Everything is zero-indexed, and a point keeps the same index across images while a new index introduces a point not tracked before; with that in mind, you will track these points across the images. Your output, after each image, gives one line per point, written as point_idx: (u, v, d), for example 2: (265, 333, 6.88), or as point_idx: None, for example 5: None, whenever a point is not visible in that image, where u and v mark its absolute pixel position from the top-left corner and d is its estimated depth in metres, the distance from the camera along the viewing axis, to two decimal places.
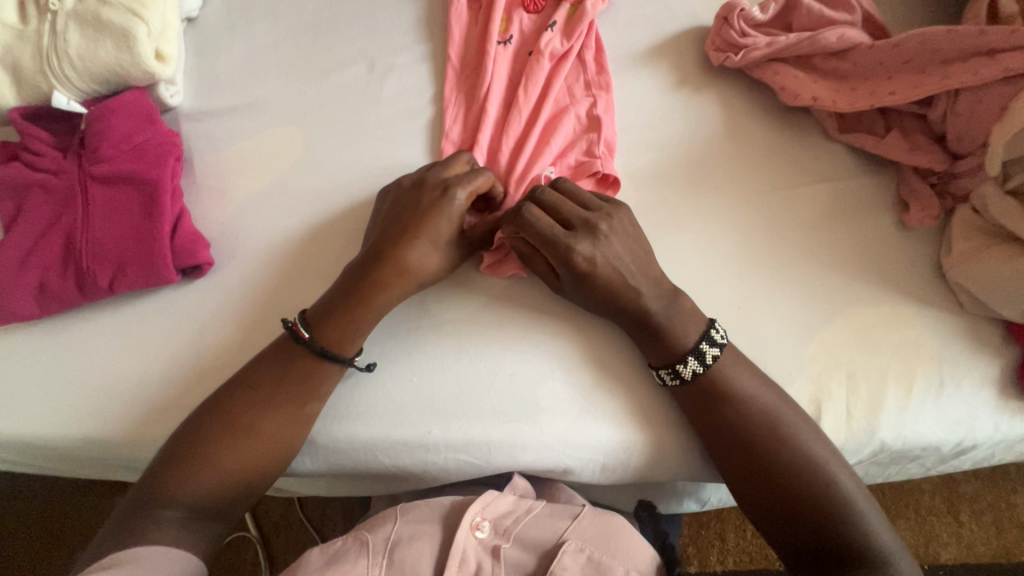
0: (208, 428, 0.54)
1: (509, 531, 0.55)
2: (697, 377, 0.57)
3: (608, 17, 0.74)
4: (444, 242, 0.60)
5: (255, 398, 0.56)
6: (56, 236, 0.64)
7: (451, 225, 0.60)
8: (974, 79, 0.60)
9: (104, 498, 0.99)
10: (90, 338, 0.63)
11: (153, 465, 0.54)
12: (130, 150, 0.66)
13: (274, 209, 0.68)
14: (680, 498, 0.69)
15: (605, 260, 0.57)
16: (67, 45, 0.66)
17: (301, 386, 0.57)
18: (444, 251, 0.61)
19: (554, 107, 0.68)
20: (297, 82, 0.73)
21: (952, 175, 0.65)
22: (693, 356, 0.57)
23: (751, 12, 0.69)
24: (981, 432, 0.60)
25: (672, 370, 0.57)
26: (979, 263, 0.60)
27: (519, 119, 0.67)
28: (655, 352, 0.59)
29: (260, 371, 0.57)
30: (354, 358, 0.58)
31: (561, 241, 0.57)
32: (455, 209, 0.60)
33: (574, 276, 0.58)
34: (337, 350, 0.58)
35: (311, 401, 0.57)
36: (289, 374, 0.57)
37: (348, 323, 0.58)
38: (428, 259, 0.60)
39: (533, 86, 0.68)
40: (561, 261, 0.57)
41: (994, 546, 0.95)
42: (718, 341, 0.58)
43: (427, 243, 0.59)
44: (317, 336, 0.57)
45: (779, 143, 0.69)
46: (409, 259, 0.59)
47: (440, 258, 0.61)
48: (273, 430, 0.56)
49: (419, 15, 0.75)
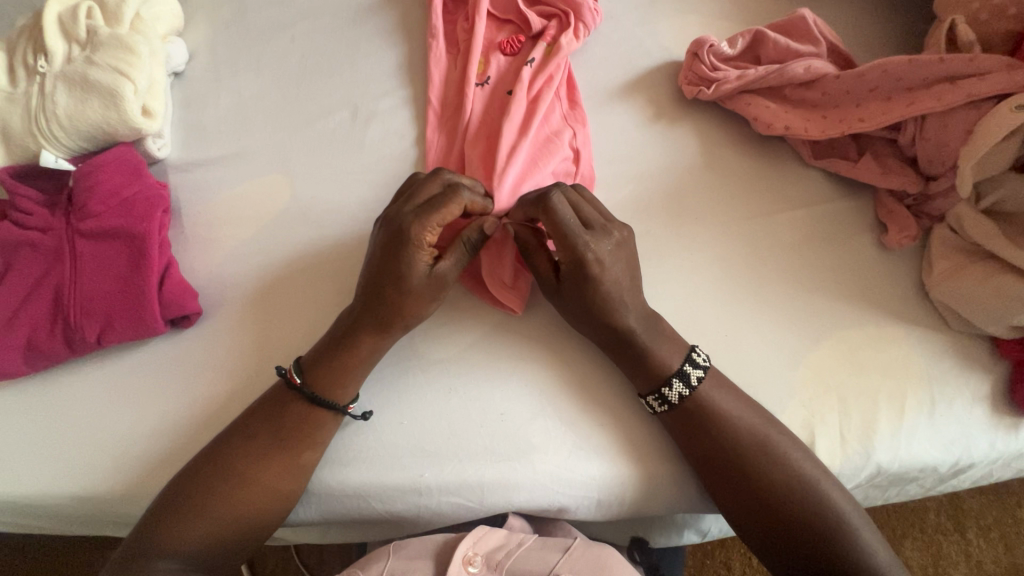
0: (202, 477, 0.54)
1: (501, 564, 0.54)
2: (683, 400, 0.57)
3: (583, 56, 0.77)
4: (414, 282, 0.58)
5: (247, 448, 0.56)
6: (44, 292, 0.64)
7: (421, 263, 0.58)
8: (938, 105, 0.62)
9: (98, 551, 0.97)
10: (77, 393, 0.63)
11: (142, 519, 0.54)
12: (117, 205, 0.66)
13: (261, 255, 0.69)
14: (680, 530, 0.68)
15: (612, 268, 0.58)
16: (55, 106, 0.67)
17: (303, 424, 0.57)
18: (421, 289, 0.59)
19: (538, 138, 0.69)
20: (283, 129, 0.74)
21: (926, 197, 0.66)
22: (677, 378, 0.57)
23: (720, 47, 0.71)
24: (977, 451, 0.60)
25: (659, 396, 0.57)
26: (961, 281, 0.61)
27: (510, 148, 0.66)
28: (641, 379, 0.59)
29: (246, 423, 0.57)
30: (348, 405, 0.59)
31: (579, 236, 0.57)
32: (416, 247, 0.58)
33: (578, 276, 0.58)
34: (329, 397, 0.58)
35: (304, 450, 0.57)
36: (279, 419, 0.57)
37: (333, 360, 0.58)
38: (410, 304, 0.59)
39: (514, 117, 0.69)
40: (570, 257, 0.58)
41: (1004, 564, 0.94)
42: (701, 363, 0.58)
43: (395, 287, 0.58)
44: (310, 383, 0.58)
45: (758, 170, 0.71)
46: (391, 305, 0.58)
47: (421, 296, 0.59)
48: (270, 479, 0.55)
49: (401, 60, 0.78)
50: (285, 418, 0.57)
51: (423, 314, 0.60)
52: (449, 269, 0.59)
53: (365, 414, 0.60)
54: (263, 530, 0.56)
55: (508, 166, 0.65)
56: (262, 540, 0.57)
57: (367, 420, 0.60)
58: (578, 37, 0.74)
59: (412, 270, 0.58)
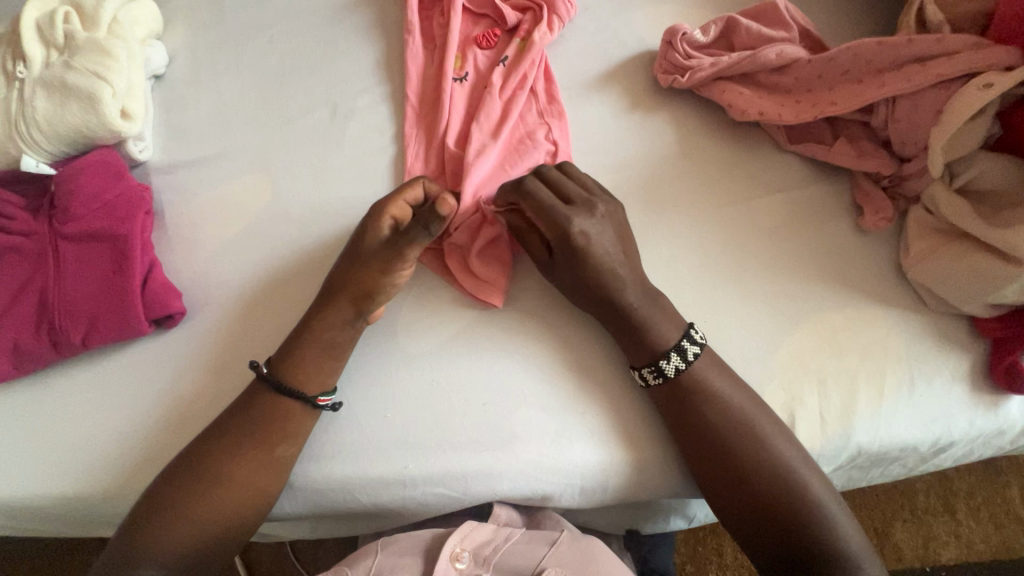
0: (181, 476, 0.55)
1: (489, 559, 0.56)
2: (680, 374, 0.57)
3: (558, 48, 0.77)
4: (367, 252, 0.61)
5: (223, 446, 0.56)
6: (30, 296, 0.65)
7: (378, 234, 0.61)
8: (908, 86, 0.62)
9: (95, 553, 0.98)
10: (65, 395, 0.64)
11: (123, 527, 0.54)
12: (100, 208, 0.67)
13: (244, 253, 0.69)
14: (667, 517, 0.68)
15: (599, 240, 0.59)
16: (35, 111, 0.68)
17: (284, 411, 0.58)
18: (374, 259, 0.61)
19: (511, 137, 0.70)
20: (262, 129, 0.75)
21: (902, 178, 0.67)
22: (675, 352, 0.58)
23: (693, 35, 0.72)
24: (956, 429, 0.61)
25: (655, 369, 0.58)
26: (936, 261, 0.62)
27: (483, 151, 0.68)
28: (635, 352, 0.59)
29: (223, 421, 0.58)
30: (317, 398, 0.59)
31: (561, 212, 0.59)
32: (377, 220, 0.61)
33: (567, 251, 0.59)
34: (295, 387, 0.58)
35: (280, 444, 0.57)
36: (251, 416, 0.58)
37: (310, 342, 0.60)
38: (362, 270, 0.61)
39: (486, 118, 0.70)
40: (556, 233, 0.59)
41: (993, 543, 0.94)
42: (698, 340, 0.59)
43: (354, 256, 0.61)
44: (276, 373, 0.59)
45: (735, 157, 0.71)
46: (347, 269, 0.61)
47: (372, 266, 0.60)
48: (248, 476, 0.56)
49: (378, 57, 0.78)
50: (258, 412, 0.58)
51: (375, 286, 0.60)
52: (399, 243, 0.60)
53: (337, 405, 0.60)
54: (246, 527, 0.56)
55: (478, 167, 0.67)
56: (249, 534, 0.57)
57: (337, 411, 0.60)
58: (551, 30, 0.74)
59: (369, 235, 0.61)
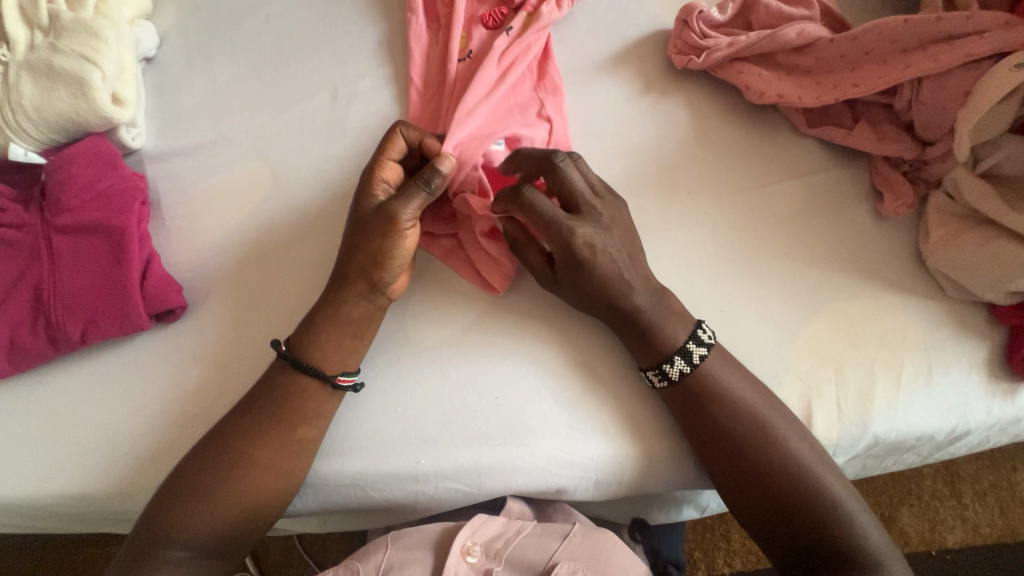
0: (208, 458, 0.54)
1: (500, 553, 0.55)
2: (685, 377, 0.56)
3: (568, 27, 0.74)
4: (364, 216, 0.59)
5: (250, 428, 0.55)
6: (23, 291, 0.62)
7: (372, 197, 0.60)
8: (935, 67, 0.60)
9: (100, 548, 0.97)
10: (64, 393, 0.62)
11: (148, 507, 0.53)
12: (93, 199, 0.64)
13: (245, 244, 0.67)
14: (679, 507, 0.68)
15: (604, 249, 0.57)
16: (21, 96, 0.64)
17: (294, 400, 0.56)
18: (372, 221, 0.59)
19: (503, 103, 0.66)
20: (261, 114, 0.72)
21: (923, 162, 0.65)
22: (679, 356, 0.56)
23: (710, 13, 0.69)
24: (973, 418, 0.60)
25: (660, 372, 0.57)
26: (958, 248, 0.60)
27: (472, 111, 0.64)
28: (643, 354, 0.58)
29: (249, 404, 0.56)
30: (337, 378, 0.57)
31: (562, 222, 0.56)
32: (368, 183, 0.60)
33: (571, 263, 0.57)
34: (313, 363, 0.57)
35: (306, 430, 0.56)
36: (275, 394, 0.56)
37: (319, 331, 0.58)
38: (363, 239, 0.59)
39: (479, 80, 0.66)
40: (558, 244, 0.57)
41: (999, 526, 0.95)
42: (706, 340, 0.57)
43: (352, 225, 0.60)
44: (295, 350, 0.57)
45: (749, 141, 0.69)
46: (348, 242, 0.60)
47: (372, 228, 0.59)
48: (273, 459, 0.55)
49: (380, 37, 0.75)
50: (279, 392, 0.56)
51: (379, 251, 0.58)
52: (393, 199, 0.58)
53: (356, 385, 0.58)
54: (268, 516, 0.55)
55: (467, 128, 0.63)
56: (263, 531, 0.56)
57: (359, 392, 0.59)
58: (560, 7, 0.72)
59: (363, 200, 0.60)
